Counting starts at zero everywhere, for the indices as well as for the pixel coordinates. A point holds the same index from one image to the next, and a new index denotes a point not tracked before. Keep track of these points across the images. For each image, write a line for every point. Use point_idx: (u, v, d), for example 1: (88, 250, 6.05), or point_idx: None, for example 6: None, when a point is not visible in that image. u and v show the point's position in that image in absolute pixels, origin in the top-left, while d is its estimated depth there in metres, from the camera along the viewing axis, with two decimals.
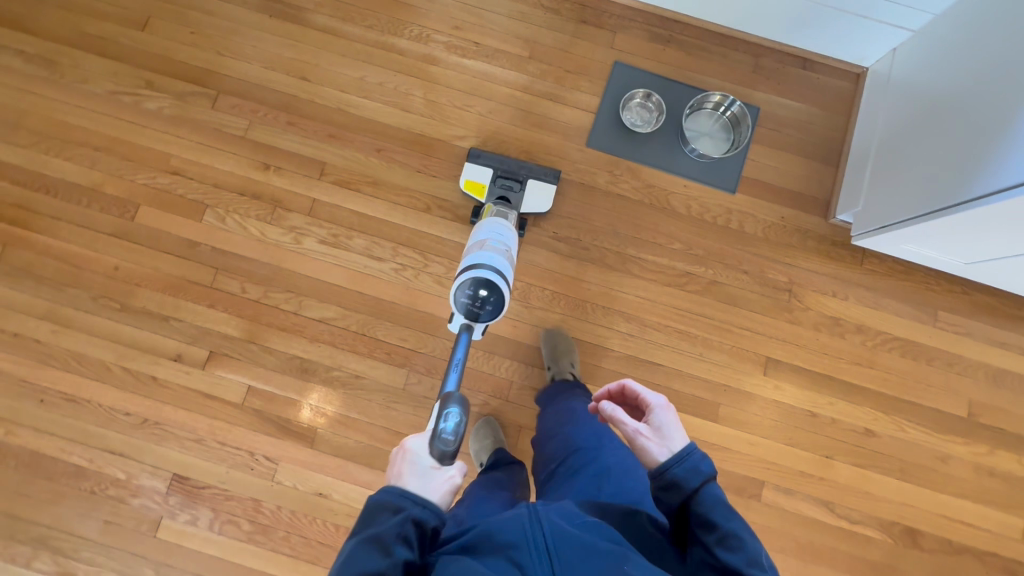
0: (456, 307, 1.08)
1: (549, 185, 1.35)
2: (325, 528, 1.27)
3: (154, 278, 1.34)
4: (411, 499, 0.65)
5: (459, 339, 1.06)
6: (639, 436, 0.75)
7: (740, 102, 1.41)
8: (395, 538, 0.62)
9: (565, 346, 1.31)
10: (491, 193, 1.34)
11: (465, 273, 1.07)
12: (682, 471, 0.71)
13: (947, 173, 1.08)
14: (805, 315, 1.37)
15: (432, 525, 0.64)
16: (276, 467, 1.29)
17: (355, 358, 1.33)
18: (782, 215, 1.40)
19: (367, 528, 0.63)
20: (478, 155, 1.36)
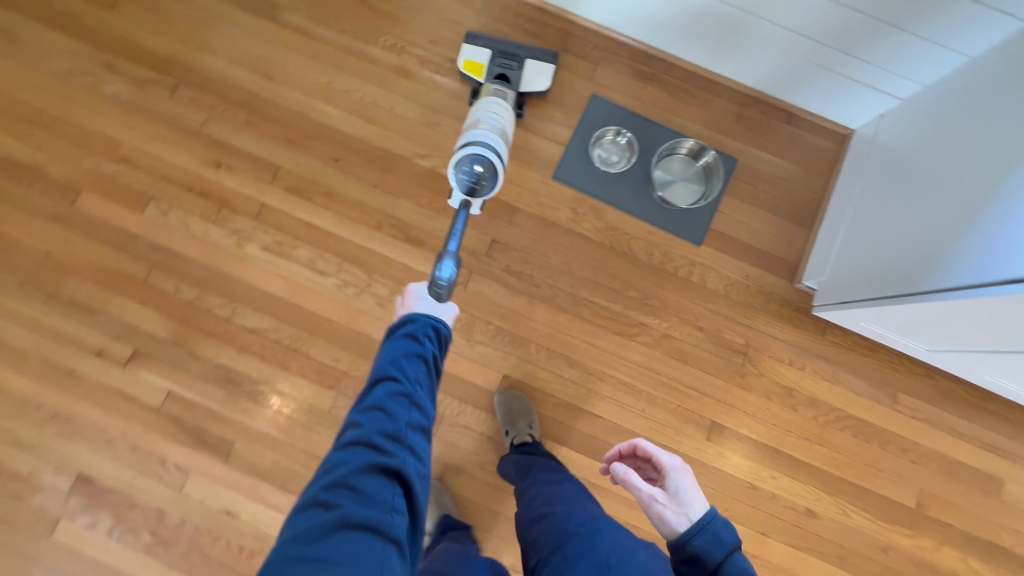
0: (453, 183, 1.09)
1: (546, 65, 1.35)
2: (228, 549, 1.21)
3: (87, 267, 1.29)
4: (426, 314, 0.76)
5: (459, 213, 1.07)
6: (654, 503, 0.72)
7: (713, 152, 1.36)
8: (425, 333, 0.73)
9: (521, 407, 1.25)
10: (490, 72, 1.33)
11: (462, 149, 1.08)
12: (703, 543, 0.68)
13: (908, 256, 1.02)
14: (757, 381, 1.30)
15: (448, 334, 0.77)
16: (186, 479, 1.23)
17: (282, 374, 1.27)
18: (747, 274, 1.35)
19: (398, 332, 0.73)
20: (476, 38, 1.35)
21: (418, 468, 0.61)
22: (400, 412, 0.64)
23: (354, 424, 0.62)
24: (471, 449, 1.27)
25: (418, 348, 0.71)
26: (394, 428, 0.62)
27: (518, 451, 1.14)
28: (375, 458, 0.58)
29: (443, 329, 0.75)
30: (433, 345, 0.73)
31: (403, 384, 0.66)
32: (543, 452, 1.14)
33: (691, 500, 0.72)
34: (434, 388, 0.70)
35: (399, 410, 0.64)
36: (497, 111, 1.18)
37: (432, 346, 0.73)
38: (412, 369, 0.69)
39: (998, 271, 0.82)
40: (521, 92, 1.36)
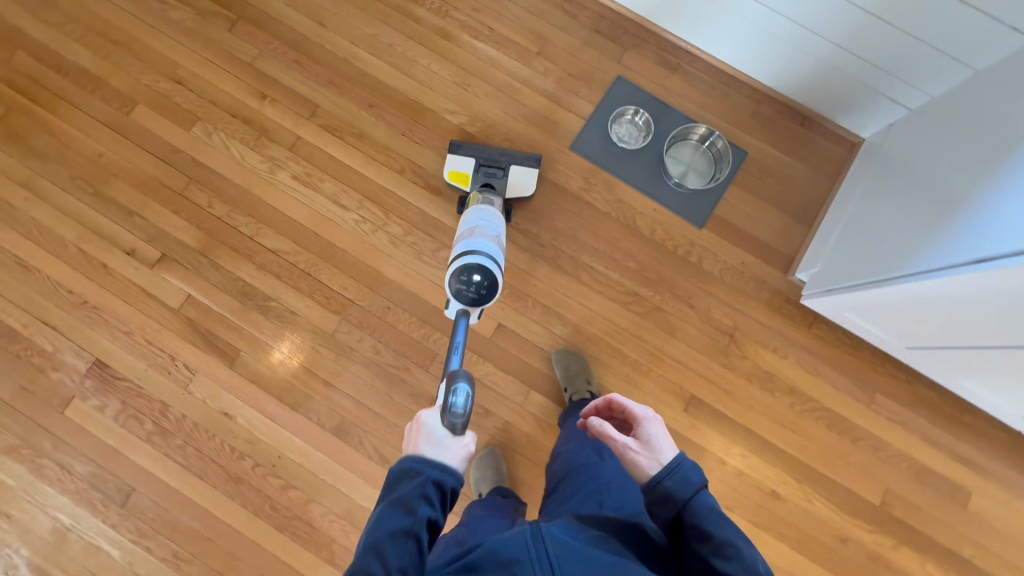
0: (451, 295, 1.11)
1: (528, 168, 1.34)
2: (221, 447, 1.29)
3: (132, 173, 1.40)
4: (428, 464, 0.67)
5: (457, 323, 1.11)
6: (628, 451, 0.73)
7: (725, 139, 1.44)
8: (418, 500, 0.64)
9: (578, 366, 1.31)
10: (475, 181, 1.35)
11: (457, 262, 1.10)
12: (673, 484, 0.70)
13: (897, 246, 1.07)
14: (740, 363, 1.35)
15: (452, 487, 0.66)
16: (192, 377, 1.32)
17: (294, 294, 1.36)
18: (744, 261, 1.40)
19: (392, 491, 0.66)
20: (459, 147, 1.36)
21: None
22: None
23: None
24: None
25: (408, 523, 0.63)
26: None
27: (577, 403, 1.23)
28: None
29: (444, 486, 0.65)
30: (426, 512, 0.64)
31: None
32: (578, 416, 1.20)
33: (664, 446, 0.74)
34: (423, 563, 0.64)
35: None
36: (483, 218, 1.21)
37: (427, 511, 0.64)
38: (395, 556, 0.62)
39: (970, 257, 0.88)
40: (508, 197, 1.38)
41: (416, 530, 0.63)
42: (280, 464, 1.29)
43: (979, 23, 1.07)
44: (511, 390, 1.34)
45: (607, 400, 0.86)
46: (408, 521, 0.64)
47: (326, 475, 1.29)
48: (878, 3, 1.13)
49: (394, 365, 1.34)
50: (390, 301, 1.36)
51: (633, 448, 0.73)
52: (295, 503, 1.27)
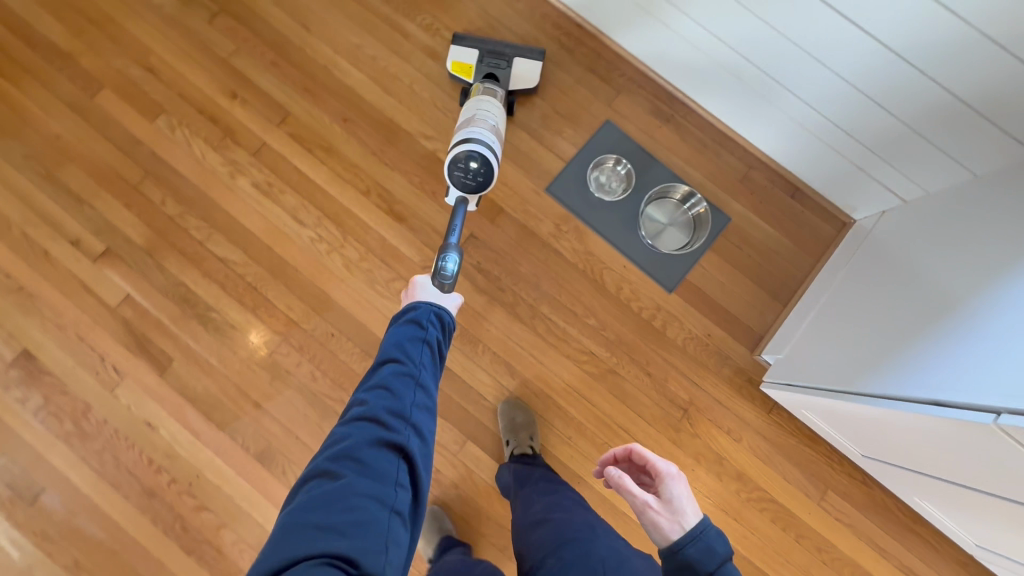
0: (451, 182, 1.17)
1: (533, 61, 1.37)
2: (139, 458, 1.24)
3: (88, 159, 1.35)
4: (426, 302, 0.77)
5: (456, 209, 1.16)
6: (649, 509, 0.72)
7: (707, 205, 1.37)
8: (429, 322, 0.75)
9: (524, 419, 1.25)
10: (478, 72, 1.35)
11: (457, 147, 1.13)
12: (696, 553, 0.68)
13: (858, 355, 1.00)
14: (690, 441, 1.29)
15: (449, 319, 0.78)
16: (119, 381, 1.27)
17: (237, 308, 1.30)
18: (710, 333, 1.33)
19: (402, 318, 0.75)
20: (462, 39, 1.38)
21: (422, 449, 0.65)
22: (403, 391, 0.67)
23: (360, 401, 0.66)
24: None
25: (421, 333, 0.74)
26: (398, 408, 0.66)
27: (518, 461, 1.17)
28: (380, 433, 0.63)
29: (444, 314, 0.77)
30: (434, 331, 0.75)
31: (407, 367, 0.70)
32: (565, 483, 1.04)
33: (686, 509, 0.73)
34: (438, 370, 0.73)
35: (403, 390, 0.67)
36: (487, 108, 1.20)
37: (435, 332, 0.75)
38: (416, 353, 0.72)
39: (923, 394, 0.81)
40: (510, 91, 1.37)
41: (427, 337, 0.74)
42: (196, 484, 1.24)
43: (981, 129, 0.98)
44: (447, 436, 1.28)
45: (625, 446, 0.84)
46: (420, 333, 0.74)
47: (243, 501, 1.24)
48: (878, 88, 1.06)
49: (330, 395, 1.28)
50: (334, 328, 1.30)
51: (656, 506, 0.72)
52: (207, 526, 1.23)
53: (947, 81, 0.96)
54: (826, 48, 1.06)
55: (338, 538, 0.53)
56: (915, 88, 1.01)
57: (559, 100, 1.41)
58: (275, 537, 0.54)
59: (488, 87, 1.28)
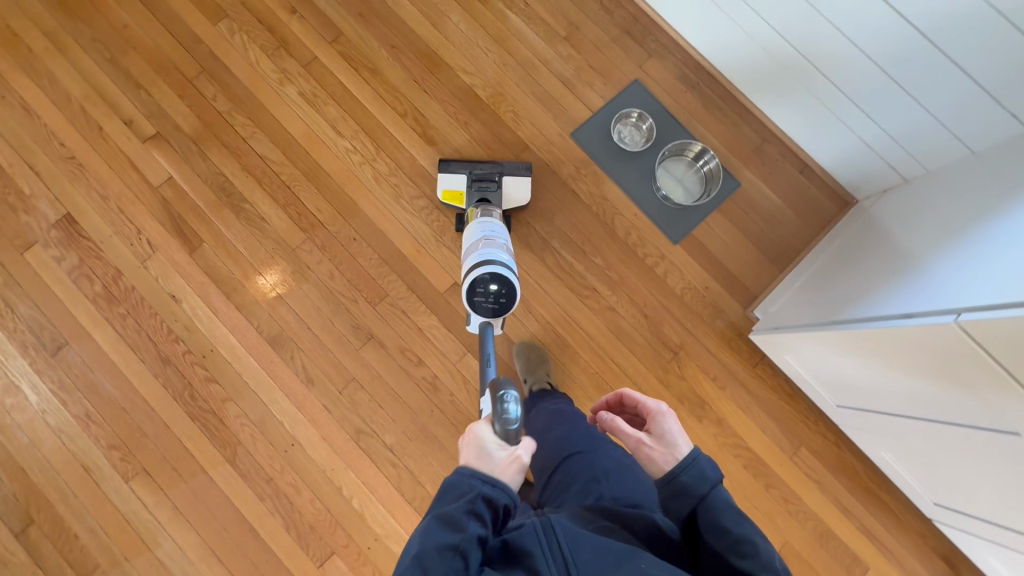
0: (474, 309, 1.12)
1: (521, 177, 1.37)
2: (159, 327, 1.32)
3: (151, 50, 1.44)
4: (477, 479, 0.61)
5: (484, 335, 1.19)
6: (642, 446, 0.74)
7: (718, 161, 1.45)
8: (473, 519, 0.59)
9: (539, 358, 1.31)
10: (469, 198, 1.34)
11: (471, 276, 1.10)
12: (689, 478, 0.69)
13: (846, 297, 1.06)
14: (676, 382, 1.36)
15: (504, 504, 0.61)
16: (150, 254, 1.35)
17: (269, 203, 1.39)
18: (707, 285, 1.41)
19: (440, 504, 0.61)
20: (447, 165, 1.37)
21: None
22: None
23: None
24: (399, 333, 1.35)
25: (456, 538, 0.59)
26: None
27: (538, 393, 1.20)
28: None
29: (494, 503, 0.60)
30: (477, 530, 0.59)
31: None
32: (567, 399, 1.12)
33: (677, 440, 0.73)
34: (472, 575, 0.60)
35: None
36: (492, 229, 1.20)
37: (477, 528, 0.60)
38: (441, 571, 0.57)
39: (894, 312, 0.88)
40: (504, 209, 1.38)
41: (462, 548, 0.58)
42: (209, 358, 1.32)
43: (985, 105, 1.04)
44: (449, 347, 1.35)
45: (619, 392, 0.86)
46: (455, 538, 0.58)
47: (250, 379, 1.31)
48: (892, 60, 1.12)
49: (345, 294, 1.36)
50: (356, 234, 1.39)
51: (650, 445, 0.73)
52: (213, 398, 1.30)
53: (958, 56, 1.03)
54: (848, 16, 1.13)
55: None
56: (928, 61, 1.07)
57: (596, 54, 1.50)
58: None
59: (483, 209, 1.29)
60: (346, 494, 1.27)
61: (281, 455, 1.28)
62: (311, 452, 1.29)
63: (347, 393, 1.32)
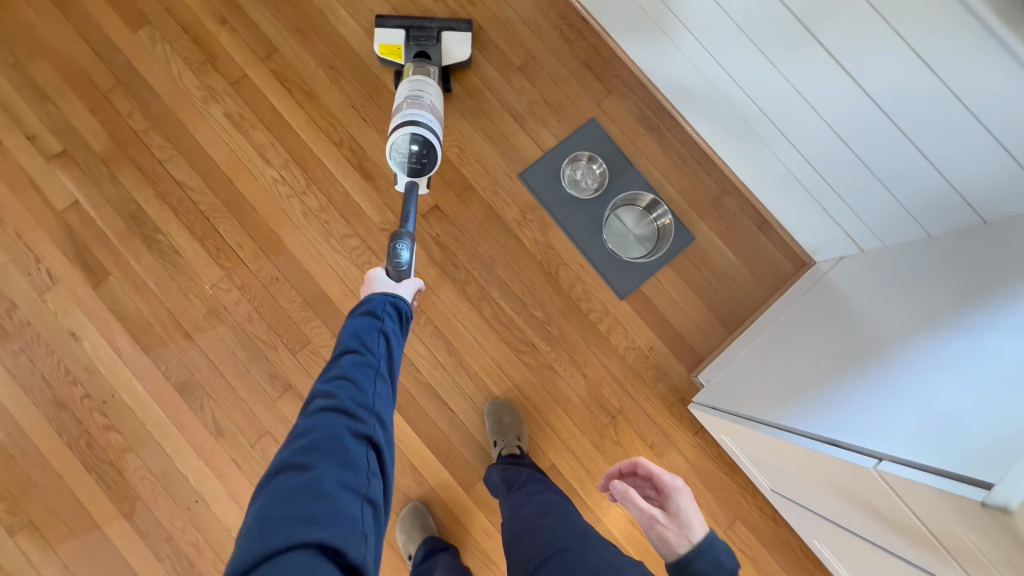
0: (398, 168, 1.14)
1: (463, 34, 1.32)
2: (55, 367, 1.22)
3: (61, 57, 1.31)
4: (383, 291, 0.81)
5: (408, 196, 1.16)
6: (656, 523, 0.65)
7: (672, 216, 1.38)
8: (388, 311, 0.78)
9: (511, 420, 1.24)
10: (408, 52, 1.30)
11: (398, 129, 1.09)
12: (703, 566, 0.62)
13: (783, 387, 0.99)
14: (612, 447, 1.29)
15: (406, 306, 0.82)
16: (50, 286, 1.24)
17: (185, 234, 1.28)
18: (652, 345, 1.33)
19: (362, 309, 0.78)
20: (385, 20, 1.32)
21: (386, 428, 0.66)
22: (366, 383, 0.68)
23: (324, 394, 0.65)
24: None
25: (377, 323, 0.76)
26: (364, 399, 0.66)
27: (506, 463, 1.16)
28: (351, 425, 0.63)
29: (400, 305, 0.80)
30: (392, 317, 0.78)
31: (367, 357, 0.71)
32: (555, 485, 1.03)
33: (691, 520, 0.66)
34: (396, 355, 0.75)
35: (364, 380, 0.68)
36: (423, 88, 1.18)
37: (391, 322, 0.78)
38: (373, 342, 0.73)
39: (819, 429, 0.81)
40: (444, 66, 1.33)
41: (383, 327, 0.76)
42: (110, 403, 1.22)
43: (945, 197, 0.97)
44: None
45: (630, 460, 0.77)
46: (377, 323, 0.76)
47: (153, 428, 1.22)
48: (853, 133, 1.03)
49: (262, 338, 1.26)
50: (279, 273, 1.28)
51: (666, 528, 0.65)
52: (112, 447, 1.20)
53: (921, 142, 0.93)
54: (809, 83, 1.03)
55: (319, 519, 0.52)
56: (889, 141, 0.98)
57: (553, 88, 1.40)
58: (247, 534, 0.51)
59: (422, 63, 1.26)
60: None
61: (183, 512, 1.20)
62: (216, 510, 1.20)
63: (258, 447, 1.23)
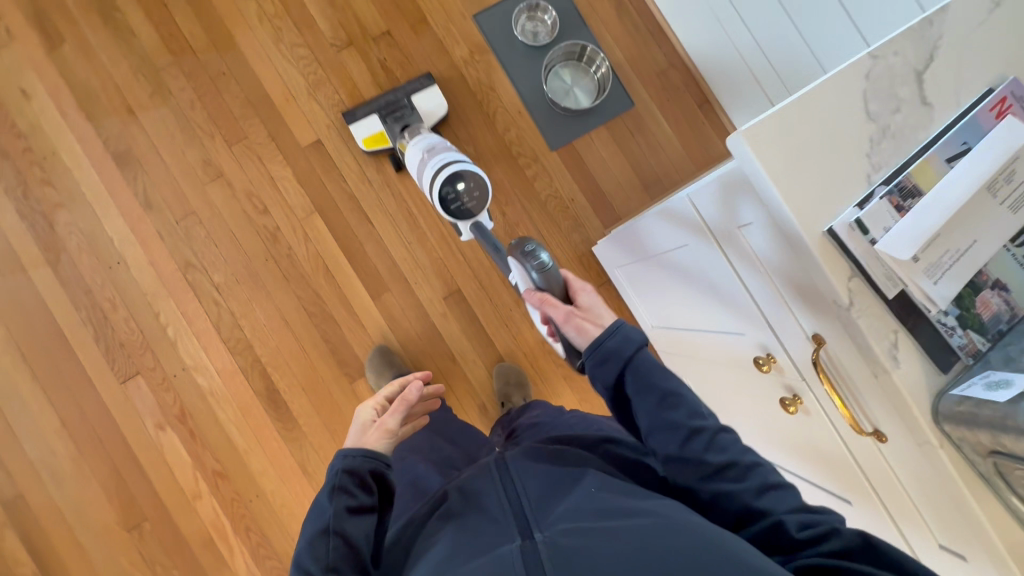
0: (454, 216, 1.03)
1: (429, 89, 1.31)
2: (3, 119, 1.28)
3: None
4: (334, 462, 0.68)
5: (484, 235, 1.02)
6: (571, 315, 0.69)
7: (609, 64, 1.37)
8: (341, 488, 0.66)
9: (517, 380, 1.30)
10: (392, 133, 1.26)
11: (437, 181, 1.00)
12: (614, 343, 0.66)
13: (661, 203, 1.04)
14: (517, 284, 1.35)
15: (364, 472, 0.68)
16: (7, 43, 1.29)
17: (142, 17, 1.32)
18: (573, 198, 1.38)
19: (312, 506, 0.65)
20: (353, 113, 1.30)
21: None
22: None
23: None
24: (250, 177, 1.32)
25: (326, 528, 0.63)
26: None
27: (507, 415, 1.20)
28: None
29: (354, 475, 0.67)
30: (343, 499, 0.65)
31: None
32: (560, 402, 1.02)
33: (602, 312, 0.71)
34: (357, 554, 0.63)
35: None
36: (430, 141, 1.13)
37: (348, 501, 0.65)
38: (317, 561, 0.61)
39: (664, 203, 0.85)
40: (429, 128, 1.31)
41: (333, 526, 0.63)
42: (49, 160, 1.28)
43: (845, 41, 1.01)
44: (297, 203, 1.32)
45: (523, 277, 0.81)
46: (324, 525, 0.63)
47: (88, 190, 1.29)
48: None
49: (201, 126, 1.32)
50: (227, 69, 1.33)
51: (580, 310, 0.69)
52: (47, 200, 1.28)
53: None
54: None
55: None
56: None
57: None
58: None
59: (412, 131, 1.23)
60: (162, 320, 1.27)
61: (104, 269, 1.27)
62: (134, 273, 1.28)
63: (183, 225, 1.30)
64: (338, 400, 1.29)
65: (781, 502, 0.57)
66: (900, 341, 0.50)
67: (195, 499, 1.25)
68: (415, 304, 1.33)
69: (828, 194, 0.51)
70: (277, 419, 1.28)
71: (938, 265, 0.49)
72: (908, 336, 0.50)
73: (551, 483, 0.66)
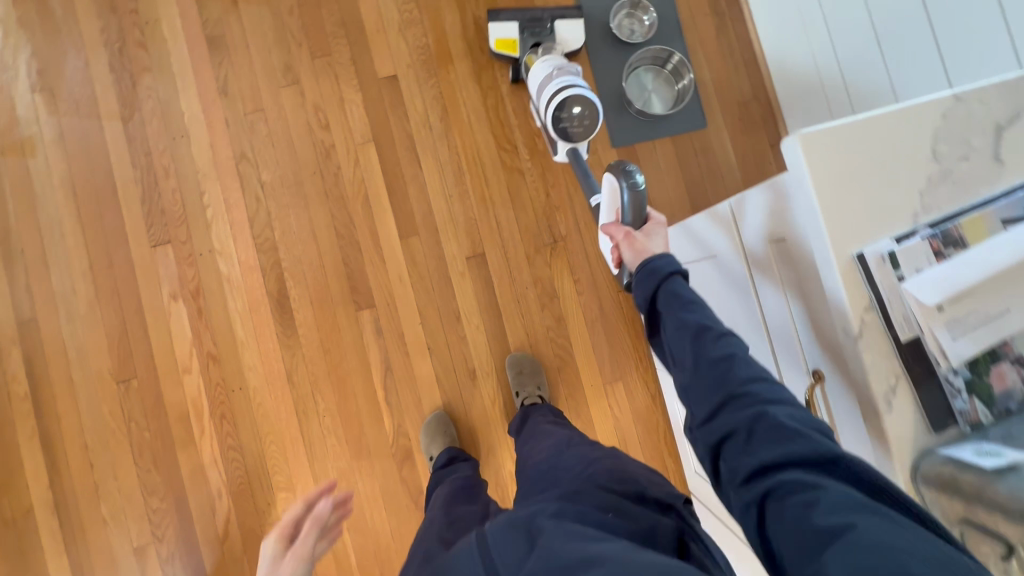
0: (557, 132, 1.12)
1: (574, 21, 1.32)
2: None
3: None
4: None
5: (577, 164, 1.14)
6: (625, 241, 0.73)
7: (691, 79, 1.36)
8: None
9: (531, 369, 1.30)
10: (524, 44, 1.30)
11: (555, 96, 1.09)
12: (663, 265, 0.66)
13: None
14: (540, 265, 1.36)
15: None
16: None
17: None
18: None
19: None
20: (500, 14, 1.32)
21: None
22: None
23: None
24: (322, 93, 1.36)
25: None
26: None
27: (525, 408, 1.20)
28: None
29: None
30: None
31: None
32: (565, 430, 0.94)
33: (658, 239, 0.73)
34: None
35: None
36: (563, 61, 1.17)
37: None
38: None
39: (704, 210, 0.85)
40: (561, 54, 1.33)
41: None
42: (151, 26, 1.36)
43: (937, 90, 0.99)
44: (358, 128, 1.36)
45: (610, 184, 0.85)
46: None
47: (176, 62, 1.36)
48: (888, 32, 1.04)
49: (293, 32, 1.37)
50: None
51: (637, 234, 0.73)
52: (138, 61, 1.35)
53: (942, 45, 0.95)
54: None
55: None
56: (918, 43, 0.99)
57: None
58: None
59: (544, 48, 1.26)
60: (205, 200, 1.33)
61: (168, 138, 1.34)
62: (193, 149, 1.34)
63: (249, 119, 1.35)
64: (340, 321, 1.32)
65: (767, 393, 0.53)
66: (899, 388, 0.50)
67: (184, 372, 1.30)
68: (438, 255, 1.35)
69: (870, 220, 0.52)
70: (279, 322, 1.32)
71: (961, 322, 0.48)
72: (909, 386, 0.50)
73: (519, 547, 0.57)
